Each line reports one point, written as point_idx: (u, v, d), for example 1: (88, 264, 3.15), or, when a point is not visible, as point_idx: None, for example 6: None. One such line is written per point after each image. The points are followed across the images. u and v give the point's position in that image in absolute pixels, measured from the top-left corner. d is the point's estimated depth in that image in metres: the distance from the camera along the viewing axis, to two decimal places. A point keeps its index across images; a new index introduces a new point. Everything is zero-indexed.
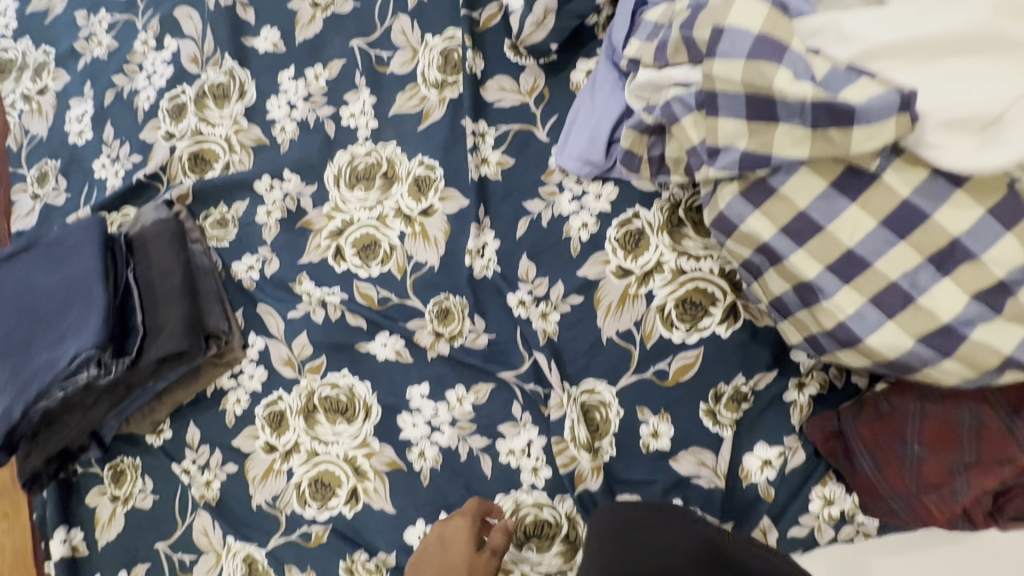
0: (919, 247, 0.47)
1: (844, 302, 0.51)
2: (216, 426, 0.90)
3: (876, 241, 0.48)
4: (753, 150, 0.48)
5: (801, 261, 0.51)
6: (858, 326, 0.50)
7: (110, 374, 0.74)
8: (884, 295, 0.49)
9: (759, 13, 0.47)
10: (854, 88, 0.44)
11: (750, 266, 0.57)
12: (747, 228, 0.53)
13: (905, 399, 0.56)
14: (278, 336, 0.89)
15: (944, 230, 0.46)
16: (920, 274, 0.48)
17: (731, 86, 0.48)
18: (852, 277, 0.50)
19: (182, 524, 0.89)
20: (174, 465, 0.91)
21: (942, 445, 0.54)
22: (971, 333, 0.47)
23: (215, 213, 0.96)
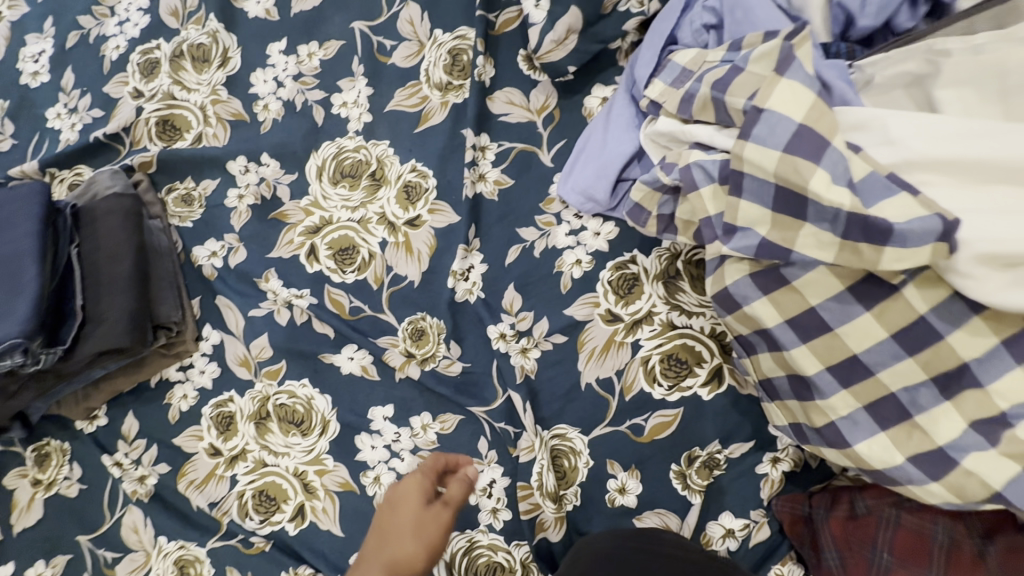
0: (927, 366, 0.47)
1: (837, 404, 0.52)
2: (157, 420, 0.83)
3: (883, 352, 0.49)
4: (774, 242, 0.47)
5: (803, 357, 0.51)
6: (848, 431, 0.51)
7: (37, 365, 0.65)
8: (880, 406, 0.50)
9: (802, 103, 0.45)
10: (890, 203, 0.42)
11: (746, 343, 0.57)
12: (751, 310, 0.52)
13: (881, 504, 0.56)
14: (236, 333, 0.83)
15: (956, 353, 0.45)
16: (921, 393, 0.48)
17: (762, 174, 0.46)
18: (851, 383, 0.50)
19: (109, 519, 0.82)
20: (104, 456, 0.83)
21: (911, 558, 0.53)
22: (963, 460, 0.46)
23: (180, 188, 0.88)
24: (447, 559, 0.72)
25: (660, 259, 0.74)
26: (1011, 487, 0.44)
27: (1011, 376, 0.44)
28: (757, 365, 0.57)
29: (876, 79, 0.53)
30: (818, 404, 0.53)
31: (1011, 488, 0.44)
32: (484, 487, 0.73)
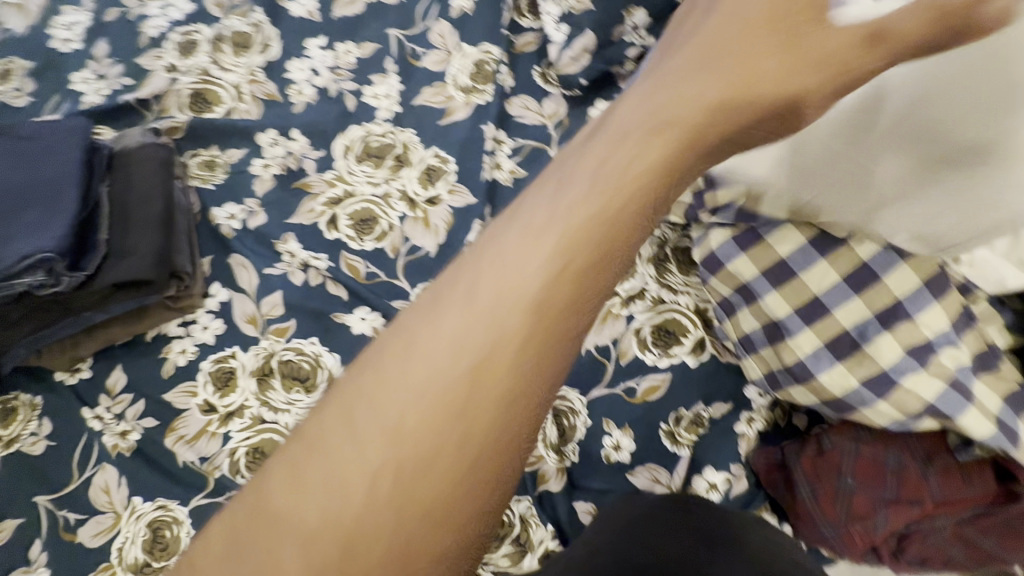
0: (871, 302, 0.62)
1: (803, 342, 0.65)
2: (149, 375, 0.81)
3: (837, 292, 0.64)
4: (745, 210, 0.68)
5: (777, 301, 0.67)
6: (813, 364, 0.64)
7: (58, 287, 0.68)
8: (837, 341, 0.63)
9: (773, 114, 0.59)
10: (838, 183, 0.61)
11: (727, 303, 0.72)
12: (734, 267, 0.69)
13: (843, 438, 0.66)
14: (247, 291, 0.84)
15: (892, 293, 0.61)
16: (868, 327, 0.62)
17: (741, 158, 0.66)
18: (814, 321, 0.64)
19: (77, 479, 0.77)
20: (83, 409, 0.80)
21: (870, 481, 0.63)
22: (903, 380, 0.59)
23: (204, 155, 0.92)
24: None
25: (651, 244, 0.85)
26: (940, 398, 0.58)
27: (931, 309, 0.60)
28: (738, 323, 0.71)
29: None
30: (789, 343, 0.66)
31: (940, 399, 0.58)
32: None
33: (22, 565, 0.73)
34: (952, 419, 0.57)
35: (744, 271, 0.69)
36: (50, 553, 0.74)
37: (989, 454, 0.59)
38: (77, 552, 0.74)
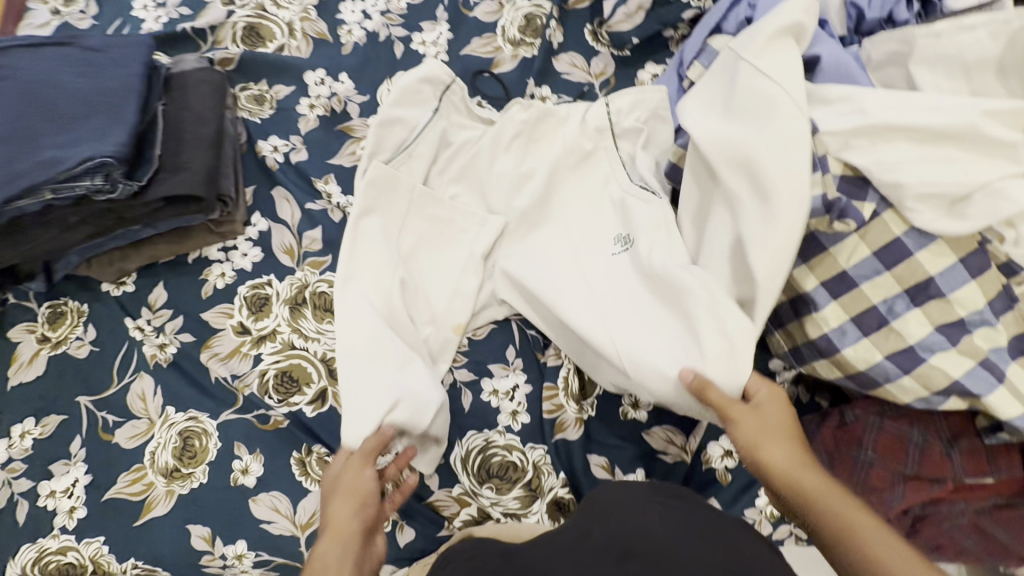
0: (901, 280, 0.57)
1: (829, 317, 0.61)
2: (189, 294, 0.84)
3: (867, 266, 0.58)
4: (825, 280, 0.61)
5: (802, 275, 0.62)
6: (839, 339, 0.61)
7: (112, 193, 0.72)
8: (864, 316, 0.59)
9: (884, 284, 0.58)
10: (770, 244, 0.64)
11: None
12: None
13: (868, 412, 0.64)
14: (287, 223, 0.86)
15: (924, 269, 0.57)
16: (896, 302, 0.58)
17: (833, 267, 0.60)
18: (840, 295, 0.60)
19: (117, 383, 0.81)
20: (127, 320, 0.83)
21: (890, 455, 0.62)
22: (929, 358, 0.57)
23: (254, 89, 0.93)
24: (462, 453, 0.76)
25: None
26: (968, 375, 0.55)
27: (966, 288, 0.56)
28: None
29: (874, 56, 0.69)
30: (813, 317, 0.62)
31: (966, 378, 0.55)
32: (507, 391, 0.78)
33: (62, 458, 0.78)
34: (979, 397, 0.55)
35: None
36: (88, 450, 0.78)
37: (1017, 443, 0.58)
38: (114, 451, 0.78)
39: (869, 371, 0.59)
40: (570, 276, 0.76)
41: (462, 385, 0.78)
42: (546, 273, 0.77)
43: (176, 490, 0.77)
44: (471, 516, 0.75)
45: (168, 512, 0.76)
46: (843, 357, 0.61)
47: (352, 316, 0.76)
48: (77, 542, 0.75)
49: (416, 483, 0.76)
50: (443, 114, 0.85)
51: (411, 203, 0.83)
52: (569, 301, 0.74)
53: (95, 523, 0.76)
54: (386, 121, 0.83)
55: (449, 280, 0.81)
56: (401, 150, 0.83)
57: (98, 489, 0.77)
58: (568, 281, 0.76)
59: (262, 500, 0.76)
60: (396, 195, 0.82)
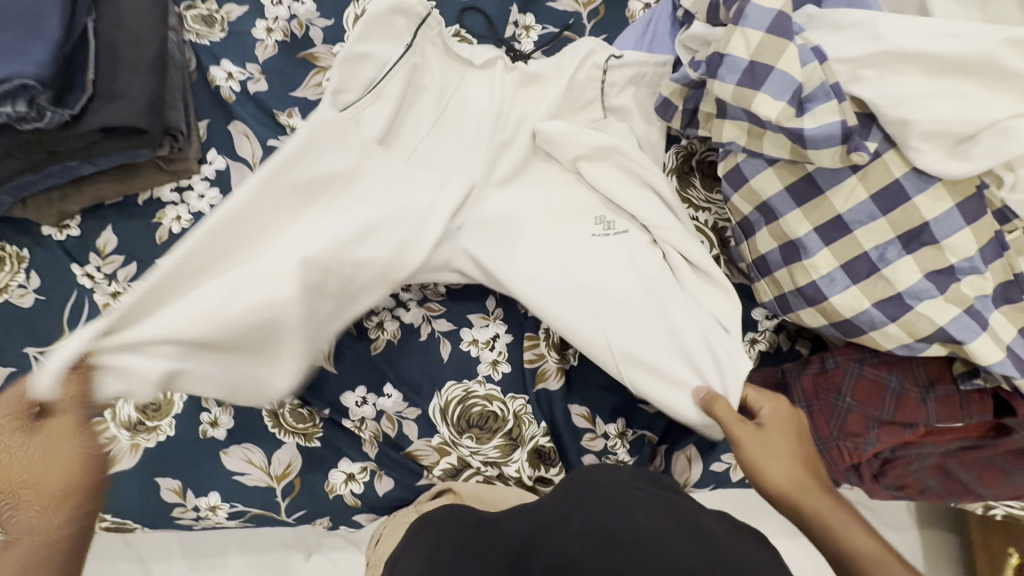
0: (895, 225, 0.56)
1: (819, 264, 0.60)
2: (142, 239, 0.78)
3: (863, 211, 0.57)
4: (820, 223, 0.59)
5: (795, 220, 0.60)
6: (827, 288, 0.60)
7: (40, 123, 0.64)
8: (854, 263, 0.58)
9: (881, 227, 0.56)
10: (764, 177, 0.61)
11: (746, 225, 0.66)
12: (754, 184, 0.62)
13: (848, 360, 0.64)
14: (248, 162, 0.79)
15: (920, 213, 0.54)
16: (888, 249, 0.57)
17: (830, 209, 0.58)
18: (832, 241, 0.59)
19: (68, 335, 0.75)
20: (74, 266, 0.77)
21: (868, 400, 0.63)
22: (916, 305, 0.56)
23: (202, 8, 0.82)
24: (442, 405, 0.74)
25: (676, 154, 0.80)
26: (952, 322, 0.55)
27: (960, 234, 0.54)
28: (754, 244, 0.66)
29: None
30: (804, 264, 0.61)
31: (951, 324, 0.55)
32: (488, 340, 0.75)
33: None
34: (961, 344, 0.55)
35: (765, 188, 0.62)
36: None
37: (991, 387, 0.59)
38: None
39: (855, 319, 0.59)
40: (556, 263, 0.72)
41: (441, 335, 0.76)
42: (523, 249, 0.73)
43: (142, 443, 0.73)
44: (451, 465, 0.74)
45: (135, 466, 0.73)
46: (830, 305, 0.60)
47: (245, 269, 0.63)
48: None
49: (395, 434, 0.74)
50: (417, 49, 0.76)
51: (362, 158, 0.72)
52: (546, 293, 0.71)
53: None
54: (351, 58, 0.72)
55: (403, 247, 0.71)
56: (369, 90, 0.73)
57: None
58: (544, 266, 0.72)
59: (233, 453, 0.74)
60: (345, 149, 0.71)
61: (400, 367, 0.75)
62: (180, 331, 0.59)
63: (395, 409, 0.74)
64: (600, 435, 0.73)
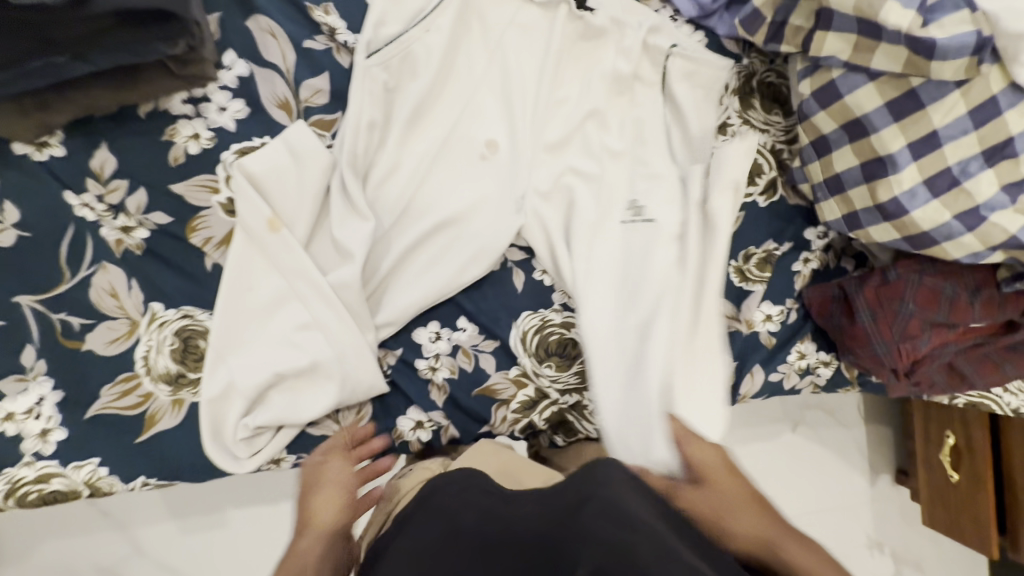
0: (982, 140, 0.60)
1: (904, 179, 0.63)
2: (149, 160, 0.64)
3: (956, 127, 0.60)
4: (914, 139, 0.62)
5: (891, 135, 0.62)
6: (909, 202, 0.63)
7: None
8: (938, 178, 0.62)
9: (970, 143, 0.60)
10: (864, 91, 0.63)
11: (826, 142, 0.68)
12: (851, 99, 0.63)
13: (909, 270, 0.71)
14: (278, 67, 0.67)
15: (1007, 128, 0.59)
16: (971, 164, 0.61)
17: (926, 125, 0.61)
18: (922, 156, 0.62)
19: (72, 277, 0.62)
20: (67, 195, 0.62)
21: (928, 305, 0.70)
22: (990, 216, 0.61)
23: None
24: (520, 335, 0.71)
25: (737, 74, 0.78)
26: (1023, 231, 0.60)
27: None
28: (832, 162, 0.68)
29: None
30: (889, 179, 0.63)
31: (1021, 233, 0.60)
32: None
33: (13, 374, 0.61)
34: None
35: (862, 103, 0.64)
36: (51, 361, 0.62)
37: None
38: (88, 361, 0.63)
39: (934, 231, 0.63)
40: (593, 244, 0.70)
41: (513, 265, 0.72)
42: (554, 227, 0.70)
43: (186, 398, 0.64)
44: (528, 397, 0.72)
45: (180, 424, 0.64)
46: (912, 219, 0.63)
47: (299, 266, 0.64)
48: (63, 467, 0.62)
49: (472, 367, 0.70)
50: None
51: (416, 112, 0.68)
52: (593, 287, 0.68)
53: (79, 445, 0.62)
54: None
55: (465, 200, 0.69)
56: (417, 22, 0.66)
57: (76, 406, 0.62)
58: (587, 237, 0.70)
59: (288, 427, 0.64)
60: (373, 106, 0.66)
61: (473, 298, 0.71)
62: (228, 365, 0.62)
63: (471, 343, 0.70)
64: None
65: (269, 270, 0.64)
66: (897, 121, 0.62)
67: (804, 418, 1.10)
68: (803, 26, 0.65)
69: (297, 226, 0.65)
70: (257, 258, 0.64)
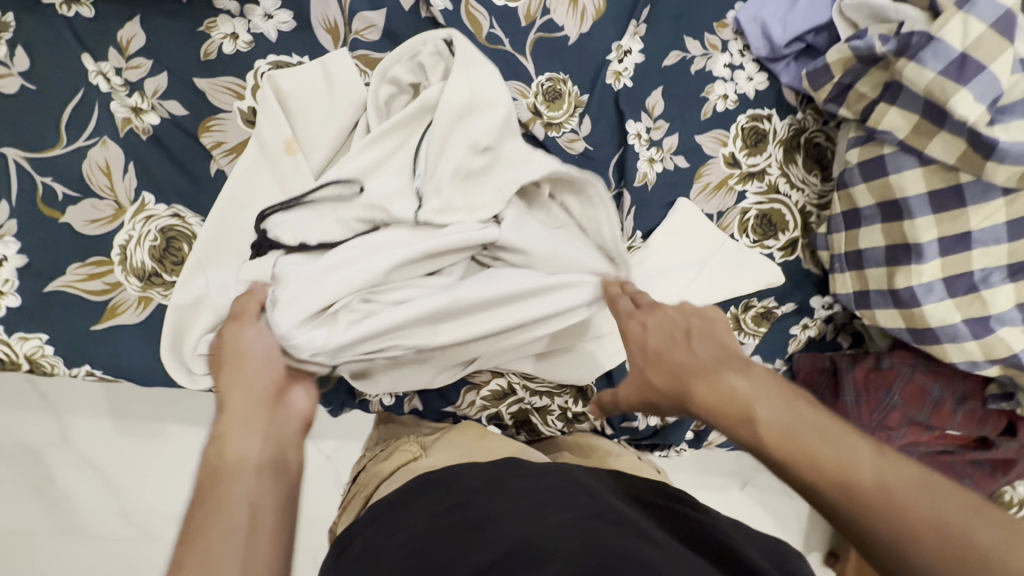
0: (1011, 254, 0.60)
1: (925, 271, 0.63)
2: (179, 48, 0.61)
3: (990, 234, 0.60)
4: (947, 238, 0.61)
5: (924, 224, 0.62)
6: (924, 295, 0.63)
7: None
8: (957, 278, 0.62)
9: (999, 253, 0.60)
10: (910, 175, 0.62)
11: (852, 216, 0.68)
12: (897, 179, 0.63)
13: (904, 362, 0.70)
14: None
15: None
16: (993, 273, 0.61)
17: (960, 226, 0.61)
18: (948, 254, 0.62)
19: (67, 145, 0.59)
20: (84, 58, 0.59)
21: (911, 401, 0.70)
22: (998, 330, 0.61)
23: None
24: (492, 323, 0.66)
25: (789, 125, 0.77)
26: None
27: None
28: (853, 236, 0.68)
29: None
30: (910, 268, 0.63)
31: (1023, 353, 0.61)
32: None
33: None
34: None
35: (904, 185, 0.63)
36: (22, 224, 0.59)
37: (1010, 410, 0.68)
38: (62, 234, 0.60)
39: (937, 330, 0.63)
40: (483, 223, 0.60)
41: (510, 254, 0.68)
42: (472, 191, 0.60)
43: (154, 298, 0.62)
44: (499, 388, 0.70)
45: (141, 323, 0.62)
46: (921, 313, 0.63)
47: (290, 191, 0.61)
48: (7, 335, 0.59)
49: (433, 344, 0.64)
50: None
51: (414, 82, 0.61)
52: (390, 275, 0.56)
53: (33, 318, 0.59)
54: None
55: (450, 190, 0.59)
56: None
57: (38, 278, 0.59)
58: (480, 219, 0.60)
59: None
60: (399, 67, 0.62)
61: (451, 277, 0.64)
62: (215, 281, 0.60)
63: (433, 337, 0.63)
64: None
65: (274, 191, 0.61)
66: (927, 211, 0.62)
67: (764, 471, 0.97)
68: (869, 96, 0.64)
69: (313, 156, 0.62)
70: (265, 177, 0.61)
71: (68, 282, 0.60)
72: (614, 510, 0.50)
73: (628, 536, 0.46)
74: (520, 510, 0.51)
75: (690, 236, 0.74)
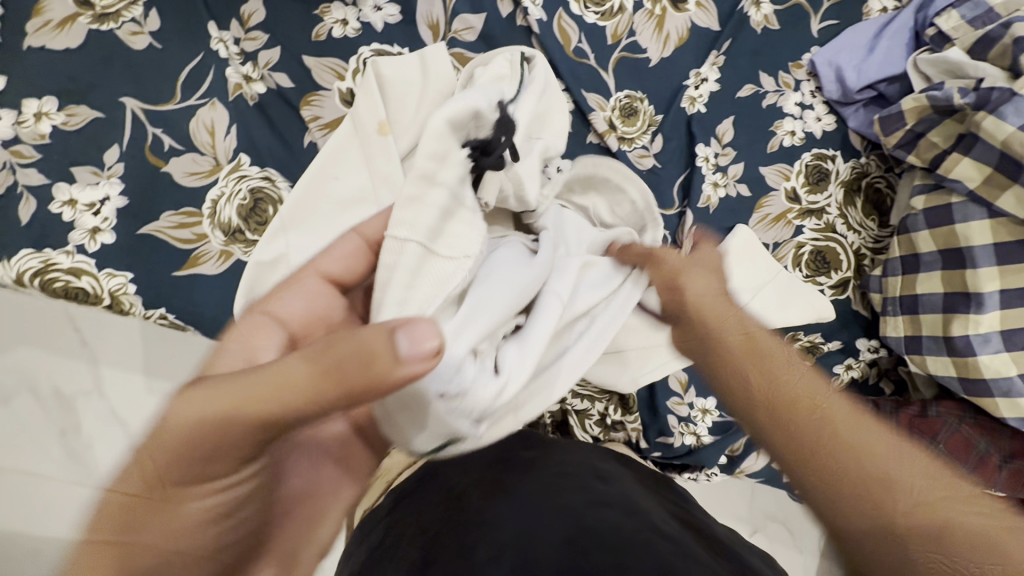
0: None
1: (984, 320, 0.63)
2: (294, 27, 0.66)
3: None
4: (1010, 290, 0.62)
5: (987, 273, 0.63)
6: (980, 344, 0.63)
7: None
8: (1016, 332, 0.62)
9: None
10: (976, 225, 0.64)
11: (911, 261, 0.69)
12: (964, 227, 0.64)
13: (950, 414, 0.70)
14: None
15: None
16: None
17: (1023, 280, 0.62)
18: (1009, 306, 0.62)
19: (180, 102, 0.64)
20: (210, 27, 0.65)
21: (957, 452, 0.68)
22: None
23: None
24: None
25: (851, 168, 0.79)
26: None
27: None
28: (911, 280, 0.69)
29: None
30: (969, 316, 0.64)
31: None
32: None
33: (92, 166, 0.62)
34: None
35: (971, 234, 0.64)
36: (128, 168, 0.63)
37: None
38: (162, 182, 0.64)
39: (990, 381, 0.63)
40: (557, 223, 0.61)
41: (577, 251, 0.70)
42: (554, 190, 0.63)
43: (235, 253, 0.65)
44: None
45: (219, 275, 0.65)
46: (974, 362, 0.63)
47: (376, 169, 0.64)
48: (96, 270, 0.62)
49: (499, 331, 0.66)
50: None
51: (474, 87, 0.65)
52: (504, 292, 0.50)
53: (121, 255, 0.62)
54: None
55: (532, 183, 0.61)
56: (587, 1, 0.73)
57: (134, 220, 0.63)
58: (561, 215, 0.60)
59: None
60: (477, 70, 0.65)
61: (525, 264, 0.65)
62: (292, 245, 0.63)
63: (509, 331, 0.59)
64: (686, 403, 0.74)
65: (361, 167, 0.65)
66: (992, 261, 0.63)
67: None
68: (939, 145, 0.67)
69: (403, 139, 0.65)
70: (355, 154, 0.65)
71: (158, 228, 0.63)
72: (627, 502, 0.48)
73: (643, 532, 0.43)
74: (528, 505, 0.46)
75: (745, 261, 0.75)
